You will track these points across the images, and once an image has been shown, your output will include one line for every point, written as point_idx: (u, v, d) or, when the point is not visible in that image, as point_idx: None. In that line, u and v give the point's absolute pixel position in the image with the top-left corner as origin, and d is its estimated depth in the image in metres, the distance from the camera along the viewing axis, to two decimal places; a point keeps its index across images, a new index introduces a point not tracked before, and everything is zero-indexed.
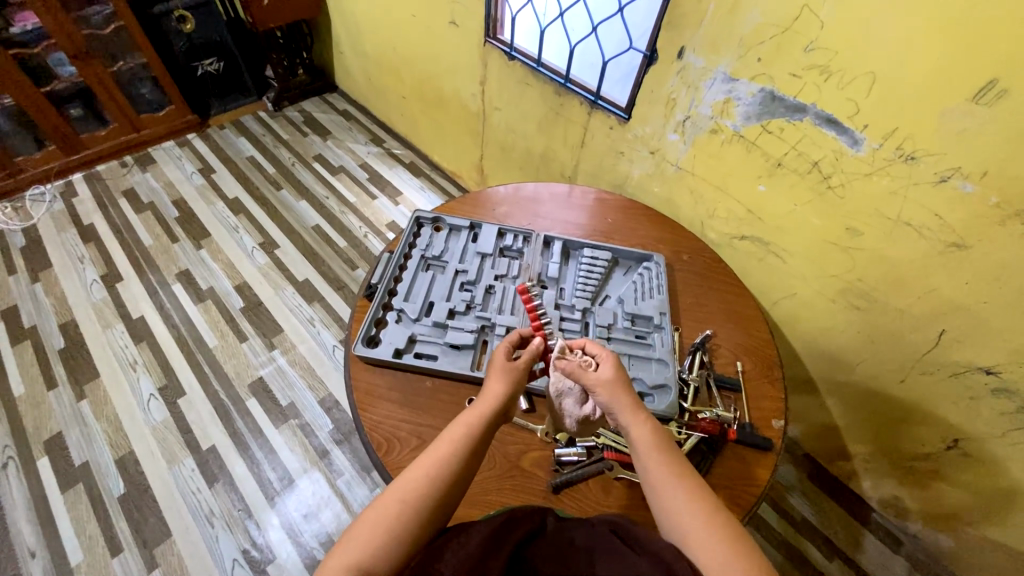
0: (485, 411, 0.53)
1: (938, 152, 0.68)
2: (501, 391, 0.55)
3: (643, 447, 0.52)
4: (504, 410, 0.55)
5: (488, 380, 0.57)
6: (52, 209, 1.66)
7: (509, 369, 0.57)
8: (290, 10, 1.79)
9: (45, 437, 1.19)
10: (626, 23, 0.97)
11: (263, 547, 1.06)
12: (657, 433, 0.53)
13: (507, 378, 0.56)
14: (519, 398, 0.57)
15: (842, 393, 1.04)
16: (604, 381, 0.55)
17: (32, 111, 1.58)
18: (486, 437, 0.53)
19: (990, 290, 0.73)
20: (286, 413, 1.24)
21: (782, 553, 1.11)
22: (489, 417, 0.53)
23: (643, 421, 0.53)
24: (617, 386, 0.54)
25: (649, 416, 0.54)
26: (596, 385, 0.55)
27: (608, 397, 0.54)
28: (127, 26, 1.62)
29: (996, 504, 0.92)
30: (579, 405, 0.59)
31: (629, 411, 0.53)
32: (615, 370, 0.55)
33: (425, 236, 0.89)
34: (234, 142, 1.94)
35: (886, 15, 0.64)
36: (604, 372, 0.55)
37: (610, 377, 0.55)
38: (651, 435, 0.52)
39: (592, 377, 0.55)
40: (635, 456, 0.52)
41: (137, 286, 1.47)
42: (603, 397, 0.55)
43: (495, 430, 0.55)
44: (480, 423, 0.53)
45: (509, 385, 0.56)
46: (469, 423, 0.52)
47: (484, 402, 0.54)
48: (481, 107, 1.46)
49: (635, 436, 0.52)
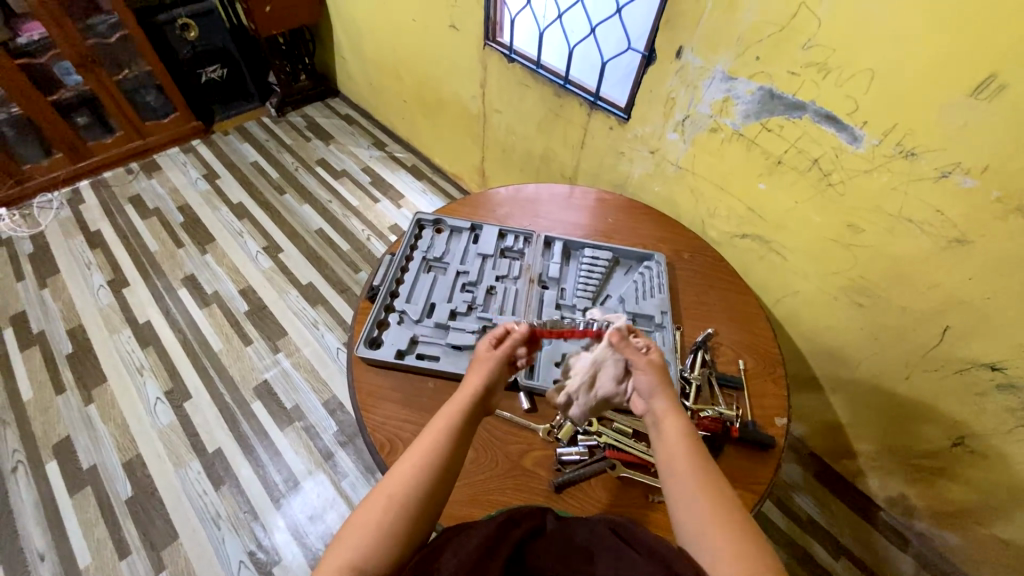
0: (464, 401, 0.54)
1: (938, 147, 0.68)
2: (480, 381, 0.56)
3: (671, 438, 0.53)
4: (484, 401, 0.56)
5: (468, 372, 0.58)
6: (60, 216, 1.68)
7: (489, 360, 0.58)
8: (292, 17, 1.81)
9: (54, 441, 1.20)
10: (625, 23, 0.98)
11: (269, 548, 1.06)
12: (689, 433, 0.53)
13: (485, 369, 0.57)
14: (498, 390, 0.58)
15: (846, 391, 1.03)
16: (654, 364, 0.58)
17: (39, 120, 1.60)
18: (469, 426, 0.54)
19: (993, 285, 0.73)
20: (291, 416, 1.25)
21: (788, 552, 1.10)
22: (469, 406, 0.54)
23: (677, 416, 0.54)
24: (663, 375, 0.57)
25: (685, 416, 0.55)
26: (643, 364, 0.57)
27: (651, 378, 0.56)
28: (131, 35, 1.64)
29: (1004, 501, 0.91)
30: (614, 382, 0.61)
31: (664, 402, 0.55)
32: (663, 360, 0.58)
33: (426, 238, 0.90)
34: (238, 147, 1.96)
35: (883, 12, 0.64)
36: (656, 359, 0.58)
37: (658, 363, 0.58)
38: (682, 429, 0.53)
39: (641, 357, 0.58)
40: (662, 446, 0.53)
41: (143, 290, 1.49)
42: (645, 377, 0.57)
43: (477, 420, 0.55)
44: (462, 414, 0.53)
45: (487, 376, 0.56)
46: (451, 415, 0.53)
47: (463, 392, 0.55)
48: (481, 110, 1.46)
49: (665, 428, 0.53)
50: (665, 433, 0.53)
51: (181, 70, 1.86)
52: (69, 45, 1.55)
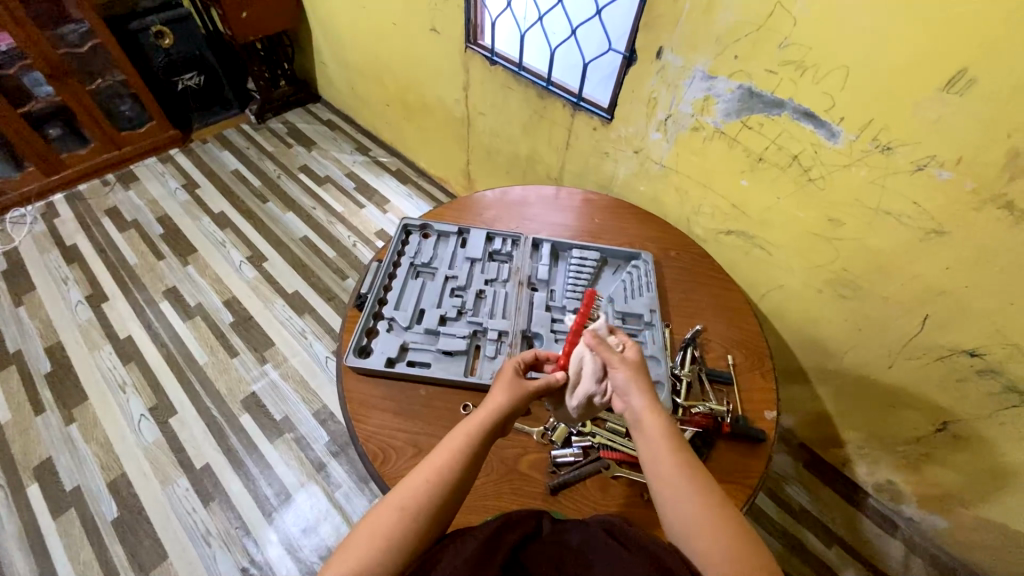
0: (484, 419, 0.54)
1: (913, 141, 0.69)
2: (505, 401, 0.56)
3: (653, 440, 0.52)
4: (505, 421, 0.56)
5: (492, 389, 0.57)
6: (34, 231, 1.63)
7: (517, 385, 0.58)
8: (268, 24, 1.78)
9: (34, 463, 1.17)
10: (605, 24, 0.98)
11: (263, 564, 1.04)
12: (668, 431, 0.52)
13: (513, 391, 0.57)
14: (520, 413, 0.57)
15: (832, 382, 1.05)
16: (626, 363, 0.57)
17: (10, 133, 1.56)
18: (484, 447, 0.53)
19: (971, 273, 0.74)
20: (281, 427, 1.23)
21: (781, 543, 1.11)
22: (487, 426, 0.54)
23: (656, 415, 0.53)
24: (638, 371, 0.56)
25: (660, 409, 0.54)
26: (618, 362, 0.56)
27: (627, 376, 0.55)
28: (104, 43, 1.60)
29: (988, 483, 0.93)
30: (594, 381, 0.59)
31: (641, 401, 0.54)
32: (638, 359, 0.58)
33: (413, 244, 0.89)
34: (218, 156, 1.92)
35: (855, 11, 0.65)
36: (632, 356, 0.58)
37: (633, 361, 0.57)
38: (663, 426, 0.52)
39: (616, 357, 0.56)
40: (645, 450, 0.52)
41: (123, 305, 1.46)
42: (619, 376, 0.56)
43: (494, 440, 0.55)
44: (481, 433, 0.53)
45: (514, 398, 0.56)
46: (468, 432, 0.53)
47: (485, 409, 0.55)
48: (465, 113, 1.46)
49: (647, 427, 0.53)
50: (646, 433, 0.52)
51: (156, 78, 1.82)
52: (40, 58, 1.51)
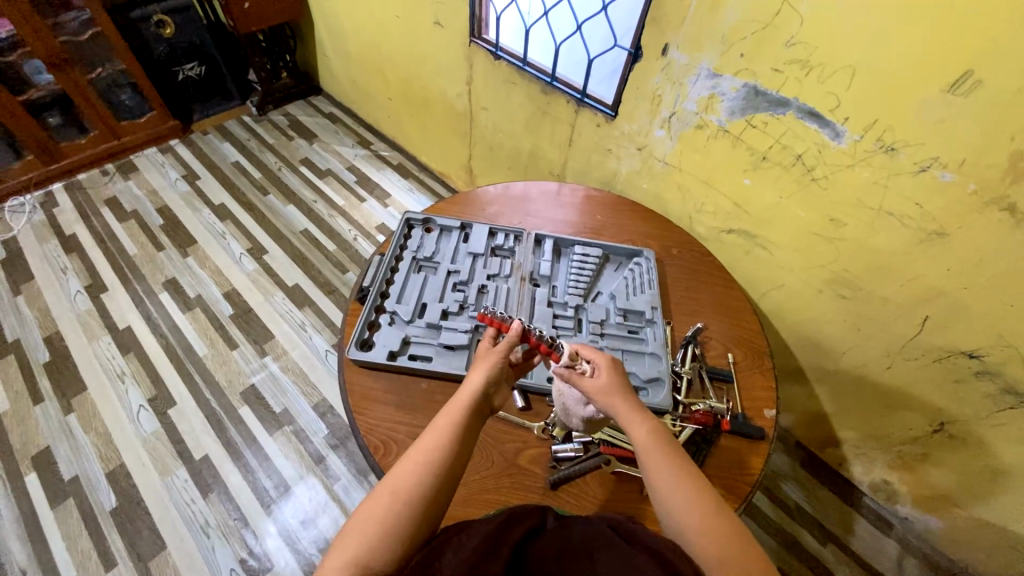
0: (465, 402, 0.54)
1: (917, 141, 0.69)
2: (480, 381, 0.56)
3: (646, 448, 0.52)
4: (485, 400, 0.56)
5: (469, 371, 0.57)
6: (33, 220, 1.63)
7: (490, 362, 0.57)
8: (270, 15, 1.77)
9: (33, 452, 1.17)
10: (611, 20, 0.98)
11: (261, 555, 1.05)
12: (657, 435, 0.53)
13: (486, 369, 0.57)
14: (499, 389, 0.58)
15: (831, 381, 1.05)
16: (600, 389, 0.56)
17: (9, 121, 1.55)
18: (472, 429, 0.54)
19: (970, 275, 0.75)
20: (280, 420, 1.23)
21: (776, 540, 1.12)
22: (470, 407, 0.54)
23: (645, 423, 0.54)
24: (613, 390, 0.56)
25: (648, 414, 0.55)
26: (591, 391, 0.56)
27: (604, 401, 0.55)
28: (104, 32, 1.59)
29: (983, 484, 0.94)
30: (581, 406, 0.59)
31: (629, 411, 0.54)
32: (612, 377, 0.56)
33: (416, 238, 0.89)
34: (218, 147, 1.92)
35: (862, 11, 0.65)
36: (600, 382, 0.56)
37: (606, 385, 0.56)
38: (651, 433, 0.53)
39: (588, 385, 0.56)
40: (639, 457, 0.53)
41: (122, 296, 1.45)
42: (598, 402, 0.56)
43: (479, 420, 0.55)
44: (465, 414, 0.53)
45: (488, 376, 0.56)
46: (453, 415, 0.53)
47: (465, 391, 0.55)
48: (467, 107, 1.46)
49: (636, 436, 0.53)
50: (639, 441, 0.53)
51: (157, 67, 1.81)
52: (39, 43, 1.49)
